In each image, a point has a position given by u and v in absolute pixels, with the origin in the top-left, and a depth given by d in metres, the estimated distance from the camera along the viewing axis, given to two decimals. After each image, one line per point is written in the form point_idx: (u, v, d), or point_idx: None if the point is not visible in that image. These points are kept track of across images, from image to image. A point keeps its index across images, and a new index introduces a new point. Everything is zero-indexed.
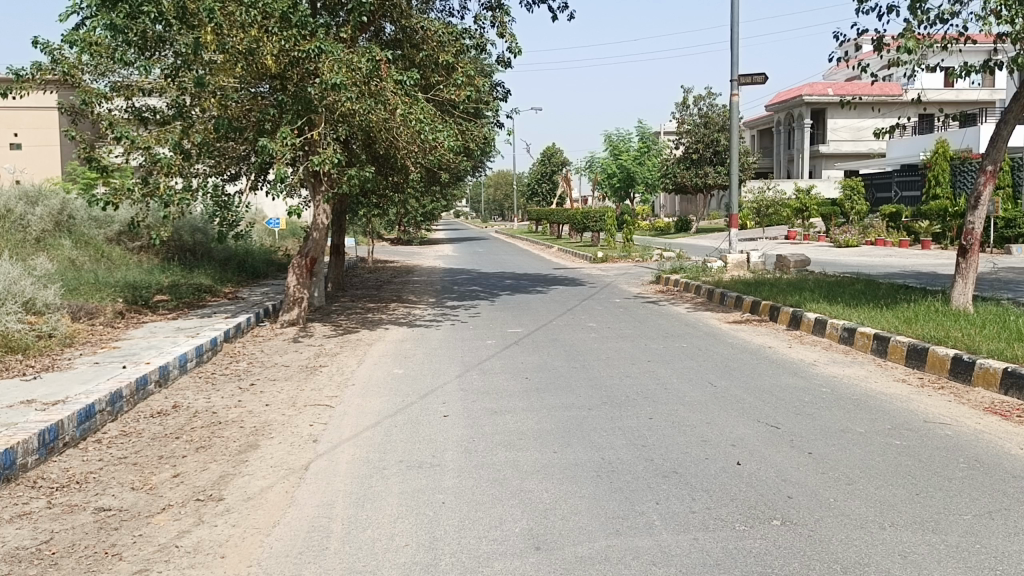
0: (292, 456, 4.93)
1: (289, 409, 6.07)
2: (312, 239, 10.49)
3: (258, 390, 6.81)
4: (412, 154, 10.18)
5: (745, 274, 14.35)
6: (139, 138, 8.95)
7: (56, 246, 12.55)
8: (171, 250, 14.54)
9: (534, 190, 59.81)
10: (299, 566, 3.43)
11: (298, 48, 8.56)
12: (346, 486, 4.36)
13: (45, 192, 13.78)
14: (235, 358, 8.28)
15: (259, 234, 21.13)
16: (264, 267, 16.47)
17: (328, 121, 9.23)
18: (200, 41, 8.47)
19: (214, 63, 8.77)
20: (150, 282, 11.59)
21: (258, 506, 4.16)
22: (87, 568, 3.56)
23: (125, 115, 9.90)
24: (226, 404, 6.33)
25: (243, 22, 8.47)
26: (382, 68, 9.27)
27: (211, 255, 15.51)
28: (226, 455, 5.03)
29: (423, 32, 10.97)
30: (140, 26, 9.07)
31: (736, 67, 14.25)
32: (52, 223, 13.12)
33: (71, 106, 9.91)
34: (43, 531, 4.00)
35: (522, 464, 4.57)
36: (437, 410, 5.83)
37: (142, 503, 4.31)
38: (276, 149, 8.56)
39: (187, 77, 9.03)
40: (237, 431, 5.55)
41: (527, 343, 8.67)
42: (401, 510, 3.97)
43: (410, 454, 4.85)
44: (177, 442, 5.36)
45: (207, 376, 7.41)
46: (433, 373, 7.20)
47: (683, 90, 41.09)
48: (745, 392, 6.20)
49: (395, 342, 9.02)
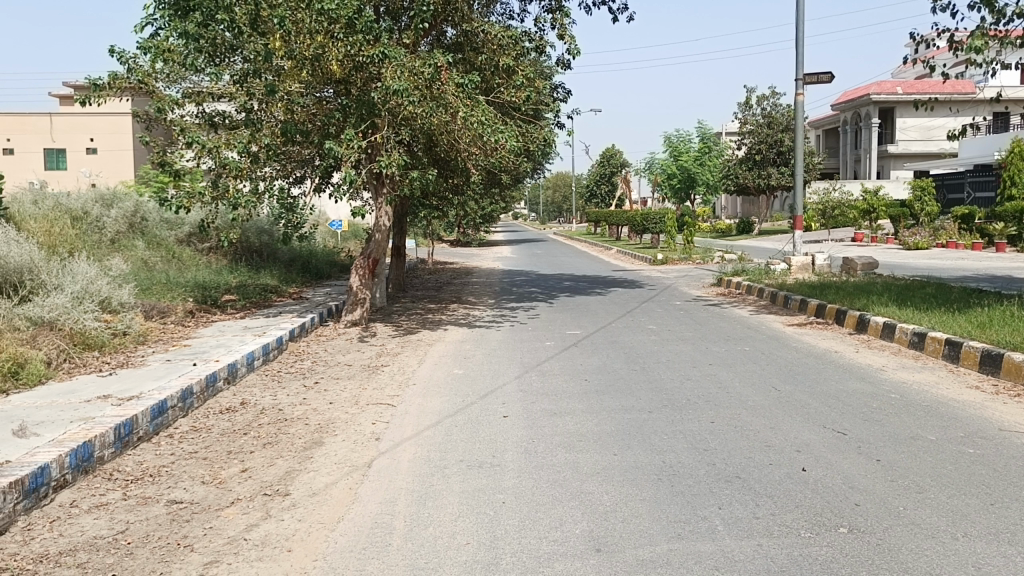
0: (354, 454, 5.02)
1: (352, 408, 6.18)
2: (375, 241, 10.64)
3: (322, 388, 6.95)
4: (473, 156, 10.25)
5: (810, 276, 14.10)
6: (209, 142, 9.26)
7: (130, 247, 13.00)
8: (238, 252, 14.94)
9: (593, 192, 59.61)
10: (363, 562, 3.49)
11: (363, 53, 8.70)
12: (408, 484, 4.42)
13: (120, 196, 14.29)
14: (300, 357, 8.46)
15: (322, 237, 21.55)
16: (327, 268, 16.80)
17: (391, 124, 9.35)
18: (269, 48, 8.69)
19: (282, 69, 8.98)
20: (219, 283, 11.92)
21: (322, 502, 4.24)
22: (160, 559, 3.68)
23: (196, 121, 10.18)
24: (291, 402, 6.48)
25: (310, 29, 8.65)
26: (444, 72, 9.37)
27: (276, 256, 15.89)
28: (293, 451, 5.15)
29: (483, 35, 11.06)
30: (211, 32, 9.18)
31: (801, 66, 13.98)
32: (125, 225, 13.61)
33: (145, 113, 10.26)
34: (119, 522, 4.16)
35: (583, 466, 4.57)
36: (497, 411, 5.87)
37: (213, 496, 4.45)
38: (342, 152, 8.74)
39: (257, 83, 9.26)
40: (301, 428, 5.68)
41: (586, 345, 8.66)
42: (462, 509, 4.01)
43: (470, 454, 4.88)
44: (245, 438, 5.51)
45: (273, 374, 7.59)
46: (492, 374, 7.24)
47: (746, 89, 40.52)
48: (809, 397, 6.09)
49: (455, 342, 9.10)
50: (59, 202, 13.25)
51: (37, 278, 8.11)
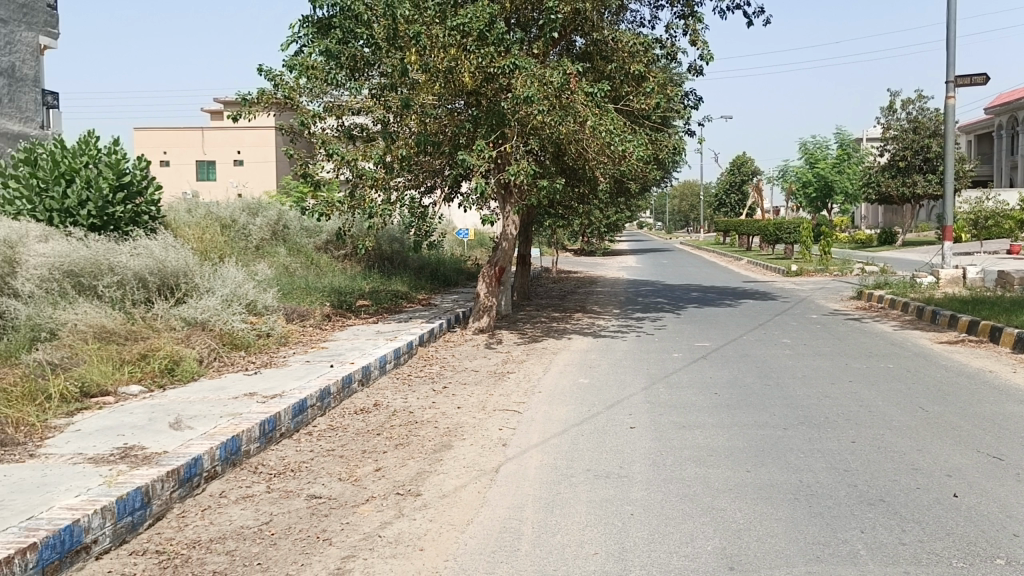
0: (483, 458, 5.10)
1: (480, 413, 6.29)
2: (502, 250, 10.79)
3: (451, 392, 7.12)
4: (601, 165, 10.24)
5: (960, 291, 13.22)
6: (347, 154, 9.70)
7: (273, 253, 13.74)
8: (371, 259, 15.50)
9: (722, 201, 58.21)
10: (493, 565, 3.54)
11: (494, 65, 8.86)
12: (535, 490, 4.45)
13: (265, 205, 15.14)
14: (429, 362, 8.68)
15: (450, 246, 22.03)
16: (455, 275, 17.16)
17: (521, 134, 9.48)
18: (405, 62, 9.00)
19: (416, 82, 9.28)
20: (353, 288, 12.41)
21: (452, 504, 4.34)
22: (301, 550, 3.87)
23: (335, 133, 10.66)
24: (421, 405, 6.66)
25: (444, 42, 8.90)
26: (574, 81, 9.43)
27: (407, 264, 16.38)
28: (423, 453, 5.29)
29: (614, 43, 11.06)
30: (350, 49, 9.86)
31: (952, 68, 13.19)
32: (269, 232, 14.39)
33: (290, 126, 10.83)
34: (263, 513, 4.39)
35: (715, 481, 4.46)
36: (624, 421, 5.83)
37: (349, 493, 4.63)
38: (473, 162, 8.94)
39: (393, 96, 9.60)
40: (432, 431, 5.83)
41: (716, 357, 8.46)
42: (590, 519, 4.00)
43: (597, 464, 4.87)
44: (378, 438, 5.71)
45: (404, 377, 7.83)
46: (619, 384, 7.19)
47: (889, 93, 38.52)
48: (961, 419, 5.72)
49: (581, 352, 9.10)
50: (210, 211, 14.18)
51: (192, 279, 8.67)
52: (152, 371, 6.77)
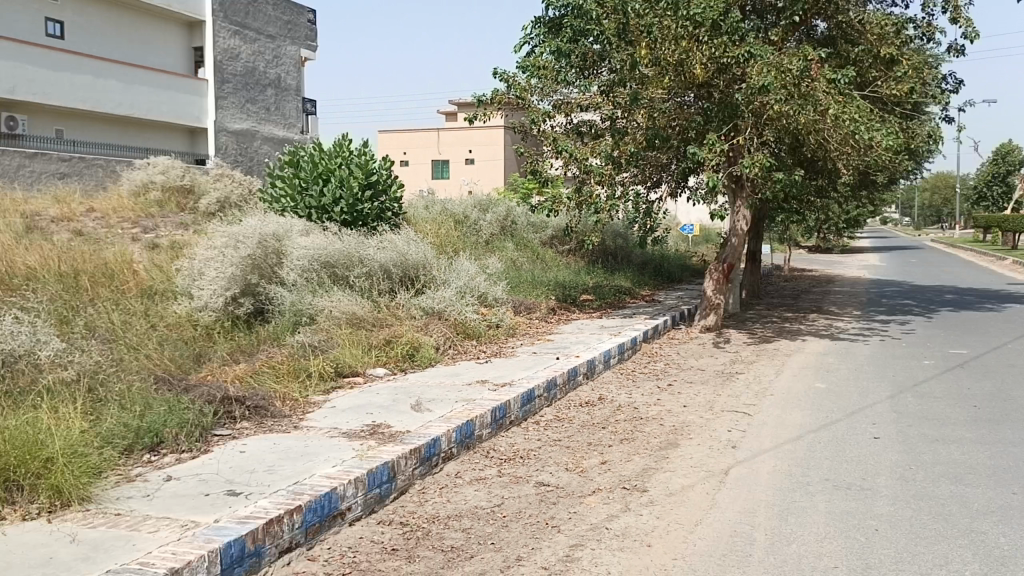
0: (711, 459, 4.99)
1: (707, 413, 6.16)
2: (731, 246, 10.45)
3: (676, 390, 7.03)
4: (844, 156, 9.63)
5: None
6: (577, 151, 9.87)
7: (502, 247, 14.29)
8: (595, 254, 15.67)
9: (981, 194, 52.49)
10: (723, 569, 3.46)
11: (728, 55, 8.66)
12: (769, 496, 4.29)
13: (495, 201, 15.79)
14: (653, 359, 8.62)
15: (675, 242, 21.72)
16: (679, 272, 16.90)
17: (755, 125, 9.14)
18: (635, 57, 8.99)
19: (647, 77, 9.23)
20: (578, 283, 12.61)
21: (680, 503, 4.28)
22: (532, 535, 4.00)
23: (564, 130, 10.87)
24: (646, 401, 6.65)
25: (675, 34, 8.74)
26: (814, 68, 8.95)
27: (630, 259, 16.37)
28: (649, 449, 5.28)
29: (861, 25, 10.37)
30: (580, 47, 10.02)
31: None
32: (498, 228, 14.99)
33: (521, 125, 11.20)
34: (496, 496, 4.59)
35: (976, 502, 4.05)
36: (866, 431, 5.45)
37: (576, 484, 4.72)
38: (705, 156, 8.78)
39: (621, 91, 9.63)
40: (657, 428, 5.79)
41: (974, 367, 7.67)
42: (830, 531, 3.79)
43: (836, 474, 4.59)
44: (604, 432, 5.77)
45: (628, 373, 7.84)
46: (859, 390, 6.73)
47: None
48: None
49: (815, 355, 8.62)
50: (446, 208, 15.02)
51: (430, 272, 9.25)
52: (395, 356, 7.33)
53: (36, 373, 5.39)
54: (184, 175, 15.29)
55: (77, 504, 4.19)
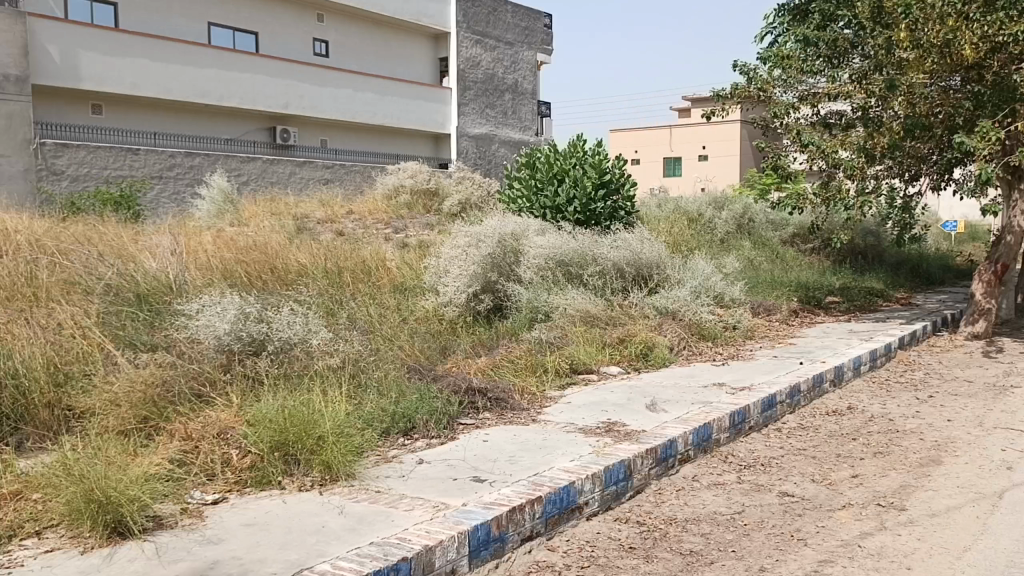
0: (981, 481, 4.53)
1: (976, 429, 5.59)
2: (1004, 244, 9.39)
3: (939, 403, 6.43)
4: None
5: None
6: (825, 144, 9.40)
7: (741, 245, 13.82)
8: (842, 253, 14.72)
9: None
10: None
11: (1004, 32, 7.92)
12: None
13: (731, 199, 15.36)
14: (910, 367, 7.94)
15: (938, 240, 19.89)
16: (941, 274, 15.44)
17: None
18: (894, 42, 8.40)
19: (907, 62, 8.58)
20: (822, 285, 11.94)
21: (946, 526, 3.94)
22: (775, 546, 3.85)
23: (810, 123, 10.34)
24: (903, 413, 6.14)
25: (941, 14, 8.13)
26: None
27: (882, 259, 15.22)
28: (907, 465, 4.88)
29: None
30: (830, 33, 9.96)
31: None
32: (735, 225, 14.54)
33: (763, 120, 10.79)
34: (736, 503, 4.47)
35: None
36: None
37: (824, 496, 4.47)
38: (974, 146, 8.05)
39: (877, 78, 9.10)
40: (917, 443, 5.33)
41: None
42: None
43: None
44: (854, 443, 5.41)
45: (882, 382, 7.28)
46: None
47: None
48: None
49: None
50: (681, 206, 14.83)
51: (664, 271, 9.17)
52: (629, 355, 7.38)
53: (309, 360, 6.02)
54: (430, 179, 16.32)
55: (343, 480, 4.64)
